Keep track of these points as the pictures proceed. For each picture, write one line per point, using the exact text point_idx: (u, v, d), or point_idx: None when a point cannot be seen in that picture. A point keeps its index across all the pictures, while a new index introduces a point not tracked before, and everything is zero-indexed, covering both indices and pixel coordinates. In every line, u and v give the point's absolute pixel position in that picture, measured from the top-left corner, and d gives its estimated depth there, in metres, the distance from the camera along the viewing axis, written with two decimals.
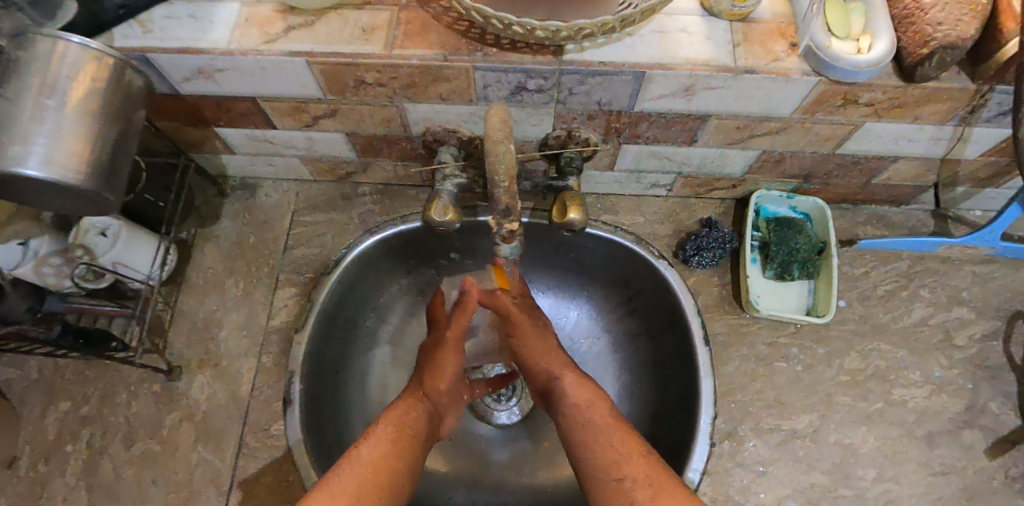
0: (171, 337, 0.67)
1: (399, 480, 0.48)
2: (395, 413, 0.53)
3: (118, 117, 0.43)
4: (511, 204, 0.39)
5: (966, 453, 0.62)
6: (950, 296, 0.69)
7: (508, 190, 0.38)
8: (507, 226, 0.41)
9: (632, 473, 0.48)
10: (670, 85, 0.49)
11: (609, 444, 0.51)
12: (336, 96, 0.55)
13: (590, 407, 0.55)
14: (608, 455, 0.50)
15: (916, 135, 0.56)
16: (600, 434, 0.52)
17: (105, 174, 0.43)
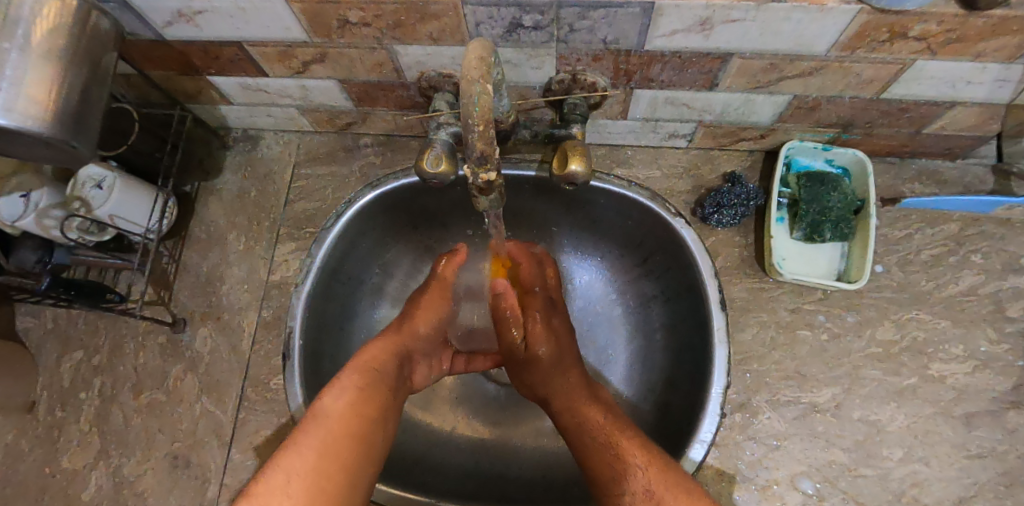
0: (176, 290, 0.68)
1: (373, 428, 0.48)
2: (363, 362, 0.53)
3: (81, 63, 0.42)
4: (487, 150, 0.34)
5: (1010, 437, 0.56)
6: (1006, 263, 0.61)
7: (484, 135, 0.33)
8: (484, 177, 0.36)
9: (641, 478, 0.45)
10: (684, 18, 0.42)
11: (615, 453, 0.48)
12: (323, 40, 0.51)
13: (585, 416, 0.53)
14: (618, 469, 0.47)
15: (976, 77, 0.48)
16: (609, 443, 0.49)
17: (72, 122, 0.42)
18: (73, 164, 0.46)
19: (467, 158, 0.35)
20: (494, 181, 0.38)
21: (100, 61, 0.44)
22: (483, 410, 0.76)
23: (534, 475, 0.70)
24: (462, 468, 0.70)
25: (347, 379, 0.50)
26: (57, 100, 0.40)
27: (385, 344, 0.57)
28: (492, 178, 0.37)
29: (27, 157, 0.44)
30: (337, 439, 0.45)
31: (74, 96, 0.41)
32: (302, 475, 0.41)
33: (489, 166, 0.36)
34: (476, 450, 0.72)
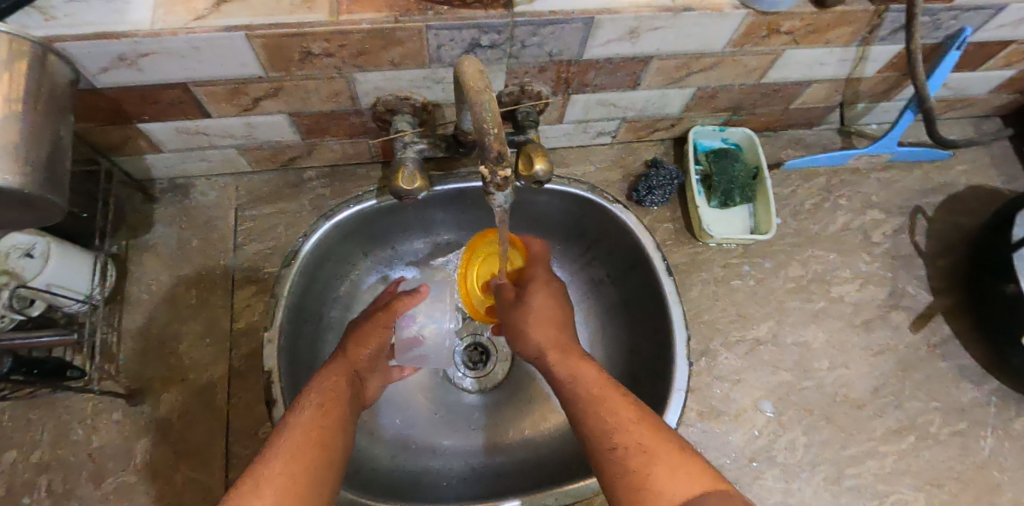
0: (124, 361, 0.61)
1: (338, 440, 0.46)
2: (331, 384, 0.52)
3: (39, 111, 0.38)
4: (502, 149, 0.39)
5: (896, 332, 0.72)
6: (864, 201, 0.78)
7: (498, 137, 0.38)
8: (502, 174, 0.40)
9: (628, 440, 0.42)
10: (617, 29, 0.51)
11: (600, 411, 0.46)
12: (281, 73, 0.52)
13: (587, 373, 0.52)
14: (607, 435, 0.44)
15: (827, 58, 0.63)
16: (600, 395, 0.48)
17: (48, 173, 0.39)
18: (39, 222, 0.42)
19: (484, 158, 0.40)
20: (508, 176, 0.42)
21: (63, 109, 0.41)
22: (464, 419, 0.78)
23: (529, 464, 0.73)
24: (460, 476, 0.72)
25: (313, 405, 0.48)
26: (17, 149, 0.36)
27: (338, 370, 0.55)
28: (508, 175, 0.41)
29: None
30: (305, 453, 0.42)
31: (38, 148, 0.38)
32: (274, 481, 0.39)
33: (504, 164, 0.40)
34: (468, 455, 0.74)
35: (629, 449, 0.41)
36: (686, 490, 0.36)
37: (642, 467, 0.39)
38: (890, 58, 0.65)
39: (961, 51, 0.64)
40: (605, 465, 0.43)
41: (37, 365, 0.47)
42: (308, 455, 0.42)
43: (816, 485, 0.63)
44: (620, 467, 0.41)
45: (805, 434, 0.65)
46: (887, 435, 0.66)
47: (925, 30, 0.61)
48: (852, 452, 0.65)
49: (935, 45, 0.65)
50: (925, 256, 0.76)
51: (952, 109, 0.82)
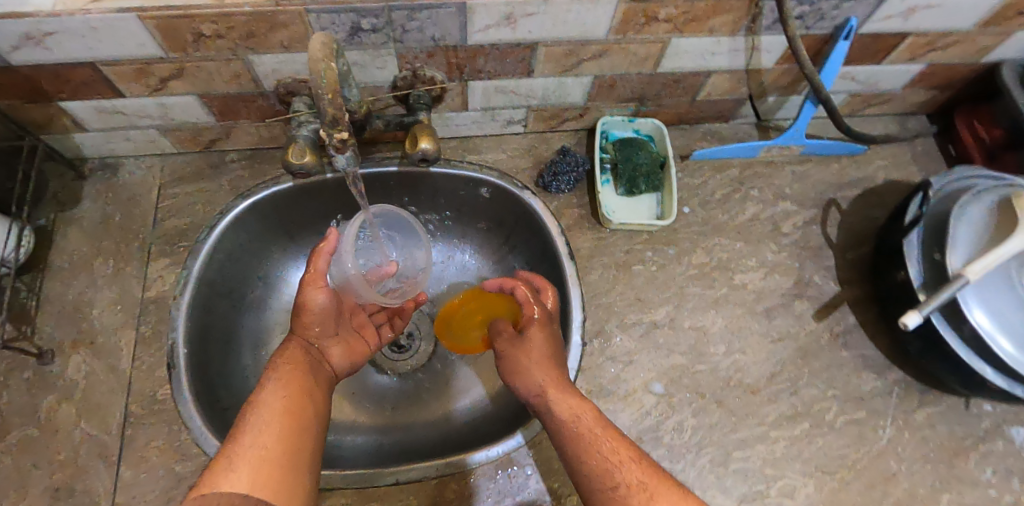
0: (39, 323, 0.65)
1: (308, 409, 0.51)
2: (289, 357, 0.57)
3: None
4: (338, 114, 0.43)
5: (798, 320, 0.72)
6: (776, 193, 0.79)
7: (333, 102, 0.42)
8: (338, 137, 0.45)
9: (627, 481, 0.43)
10: (491, 14, 0.55)
11: (595, 450, 0.47)
12: (180, 54, 0.56)
13: (580, 417, 0.51)
14: (604, 464, 0.46)
15: (717, 48, 0.65)
16: (592, 443, 0.48)
17: None
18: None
19: (322, 122, 0.45)
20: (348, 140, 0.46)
21: None
22: (379, 396, 0.80)
23: (433, 439, 0.75)
24: (365, 447, 0.74)
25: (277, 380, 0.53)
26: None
27: (299, 341, 0.61)
28: (345, 138, 0.46)
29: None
30: (279, 428, 0.47)
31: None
32: (260, 464, 0.43)
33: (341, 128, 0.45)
34: (377, 429, 0.77)
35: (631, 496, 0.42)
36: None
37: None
38: (783, 49, 0.67)
39: (851, 43, 0.66)
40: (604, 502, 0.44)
41: None
42: (284, 428, 0.47)
43: (702, 467, 0.64)
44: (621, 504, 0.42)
45: (694, 417, 0.66)
46: (781, 420, 0.67)
47: (810, 20, 0.62)
48: (742, 436, 0.65)
49: (827, 36, 0.66)
50: (835, 248, 0.77)
51: (869, 105, 0.83)
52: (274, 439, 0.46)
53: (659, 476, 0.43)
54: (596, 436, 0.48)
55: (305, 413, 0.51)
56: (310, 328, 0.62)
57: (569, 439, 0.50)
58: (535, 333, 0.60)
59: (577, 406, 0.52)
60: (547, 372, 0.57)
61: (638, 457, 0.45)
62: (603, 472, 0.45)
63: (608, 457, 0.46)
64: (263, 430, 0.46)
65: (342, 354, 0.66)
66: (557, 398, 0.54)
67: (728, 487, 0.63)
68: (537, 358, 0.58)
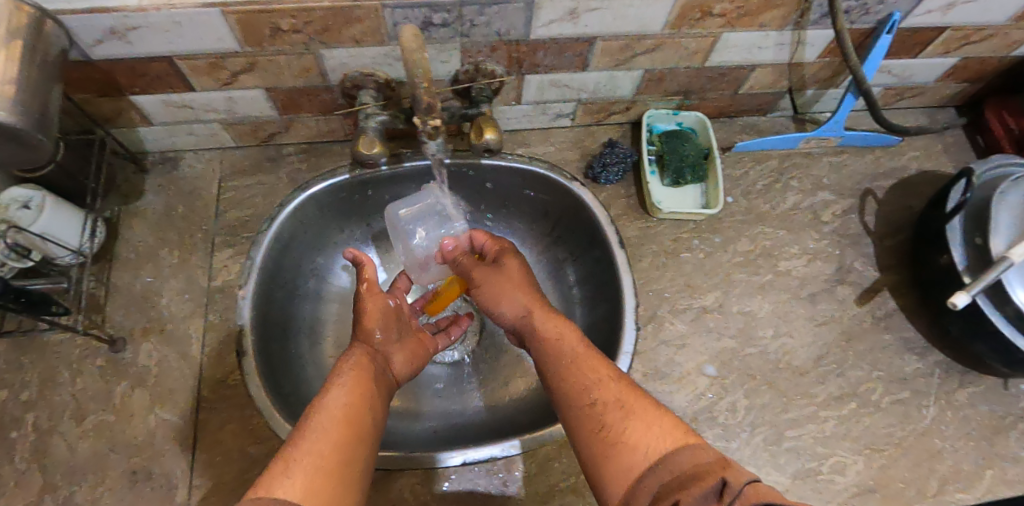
0: (109, 312, 0.66)
1: (365, 419, 0.50)
2: (349, 365, 0.56)
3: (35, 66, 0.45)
4: (431, 102, 0.45)
5: (842, 305, 0.75)
6: (815, 183, 0.82)
7: (428, 91, 0.44)
8: (432, 124, 0.47)
9: (603, 398, 0.49)
10: (557, 9, 0.57)
11: (580, 371, 0.53)
12: (254, 48, 0.58)
13: (559, 341, 0.57)
14: (591, 386, 0.51)
15: (764, 42, 0.68)
16: (573, 370, 0.53)
17: (36, 118, 0.45)
18: (31, 163, 0.48)
19: (416, 111, 0.46)
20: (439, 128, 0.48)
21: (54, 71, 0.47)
22: (431, 384, 0.82)
23: (489, 424, 0.76)
24: (422, 433, 0.75)
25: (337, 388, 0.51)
26: (14, 94, 0.42)
27: (360, 351, 0.59)
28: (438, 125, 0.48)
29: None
30: (337, 435, 0.45)
31: (34, 97, 0.44)
32: (318, 469, 0.41)
33: (434, 116, 0.47)
34: (431, 417, 0.78)
35: (610, 413, 0.47)
36: (655, 446, 0.42)
37: (616, 424, 0.46)
38: (827, 44, 0.69)
39: (892, 37, 0.68)
40: (583, 418, 0.49)
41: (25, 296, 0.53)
42: (341, 434, 0.46)
43: (756, 445, 0.66)
44: (598, 420, 0.47)
45: (746, 398, 0.68)
46: (829, 401, 0.69)
47: (855, 14, 0.65)
48: (793, 415, 0.67)
49: (869, 30, 0.69)
50: (873, 235, 0.79)
51: (901, 97, 0.86)
52: (335, 447, 0.44)
53: (644, 402, 0.47)
54: (578, 362, 0.54)
55: (363, 422, 0.49)
56: (376, 334, 0.63)
57: (552, 361, 0.56)
58: (510, 260, 0.67)
59: (559, 327, 0.59)
60: (506, 303, 0.63)
61: (620, 381, 0.50)
62: (589, 388, 0.51)
63: (600, 382, 0.51)
64: (320, 436, 0.44)
65: (404, 360, 0.66)
66: (540, 319, 0.60)
67: (782, 465, 0.65)
68: (489, 290, 0.65)
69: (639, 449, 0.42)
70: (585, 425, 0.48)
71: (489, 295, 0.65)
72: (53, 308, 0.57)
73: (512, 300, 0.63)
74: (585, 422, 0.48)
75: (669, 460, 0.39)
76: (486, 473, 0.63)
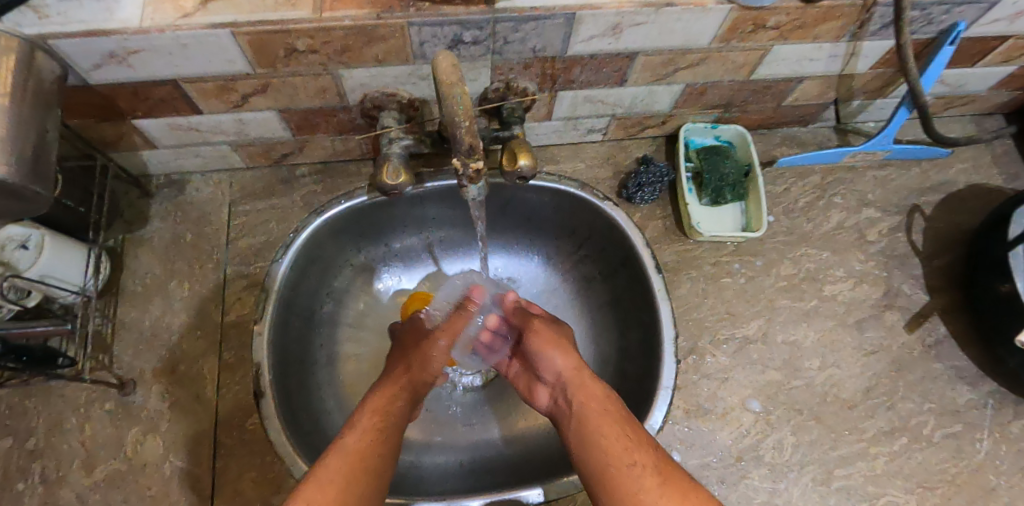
0: (117, 351, 0.62)
1: (381, 461, 0.48)
2: (376, 406, 0.53)
3: (24, 105, 0.40)
4: (474, 142, 0.40)
5: (890, 332, 0.71)
6: (859, 200, 0.78)
7: (470, 131, 0.39)
8: (474, 167, 0.42)
9: (641, 462, 0.48)
10: (600, 25, 0.52)
11: (615, 431, 0.51)
12: (268, 70, 0.53)
13: (605, 398, 0.55)
14: (620, 448, 0.49)
15: (816, 54, 0.62)
16: (602, 424, 0.51)
17: (30, 165, 0.40)
18: (26, 212, 0.44)
19: (456, 152, 0.41)
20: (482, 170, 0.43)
21: (49, 106, 0.43)
22: (455, 413, 0.78)
23: (518, 459, 0.73)
24: (448, 469, 0.72)
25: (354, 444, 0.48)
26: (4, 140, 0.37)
27: (392, 389, 0.56)
28: (480, 168, 0.42)
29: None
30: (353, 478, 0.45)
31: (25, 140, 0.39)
32: None
33: (476, 158, 0.42)
34: (457, 449, 0.75)
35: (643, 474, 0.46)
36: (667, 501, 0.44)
37: (651, 490, 0.45)
38: (882, 54, 0.64)
39: (955, 47, 0.63)
40: (609, 475, 0.47)
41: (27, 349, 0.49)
42: (355, 475, 0.45)
43: (805, 486, 0.62)
44: (626, 485, 0.46)
45: (793, 434, 0.64)
46: (879, 436, 0.65)
47: (917, 25, 0.59)
48: (842, 453, 0.64)
49: (929, 40, 0.64)
50: (921, 255, 0.76)
51: (950, 107, 0.81)
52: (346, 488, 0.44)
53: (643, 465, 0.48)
54: (599, 410, 0.53)
55: (380, 461, 0.48)
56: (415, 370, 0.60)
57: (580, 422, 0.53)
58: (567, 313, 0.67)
59: (606, 389, 0.56)
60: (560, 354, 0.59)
61: (648, 446, 0.49)
62: (621, 451, 0.49)
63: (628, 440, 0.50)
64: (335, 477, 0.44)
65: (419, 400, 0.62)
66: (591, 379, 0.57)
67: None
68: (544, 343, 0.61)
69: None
70: (609, 488, 0.47)
71: (545, 340, 0.61)
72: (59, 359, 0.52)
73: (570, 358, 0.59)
74: (610, 485, 0.47)
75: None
76: None
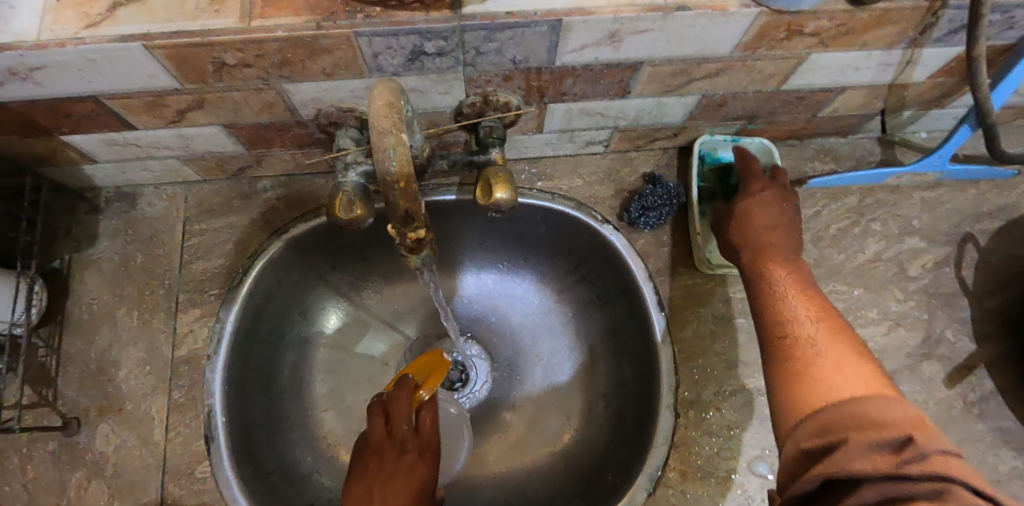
0: (61, 386, 0.57)
1: None
2: None
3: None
4: (413, 208, 0.34)
5: (926, 386, 0.62)
6: (901, 226, 0.67)
7: (406, 192, 0.33)
8: (414, 236, 0.37)
9: (817, 344, 0.40)
10: (593, 33, 0.42)
11: (810, 357, 0.39)
12: (199, 85, 0.45)
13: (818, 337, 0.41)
14: (813, 362, 0.39)
15: (864, 63, 0.51)
16: (822, 352, 0.39)
17: None
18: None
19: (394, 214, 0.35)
20: (423, 238, 0.38)
21: None
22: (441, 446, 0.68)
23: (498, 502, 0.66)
24: None
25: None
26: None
27: None
28: (421, 238, 0.38)
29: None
30: None
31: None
32: None
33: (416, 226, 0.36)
34: None
35: (818, 357, 0.39)
36: (857, 393, 0.34)
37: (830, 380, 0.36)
38: (945, 62, 0.52)
39: None
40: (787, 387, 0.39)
41: None
42: None
43: None
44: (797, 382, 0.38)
45: None
46: None
47: (995, 29, 0.48)
48: None
49: (1007, 46, 0.52)
50: (970, 295, 0.65)
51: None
52: None
53: (862, 366, 0.37)
54: (838, 353, 0.38)
55: None
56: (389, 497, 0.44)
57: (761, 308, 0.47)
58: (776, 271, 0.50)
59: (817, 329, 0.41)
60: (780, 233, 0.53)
61: (829, 319, 0.42)
62: (803, 368, 0.39)
63: (802, 332, 0.42)
64: None
65: None
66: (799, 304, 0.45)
67: None
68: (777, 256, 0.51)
69: (856, 445, 0.29)
70: (798, 397, 0.37)
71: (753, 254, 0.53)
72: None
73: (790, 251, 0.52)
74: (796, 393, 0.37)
75: (907, 470, 0.26)
76: None
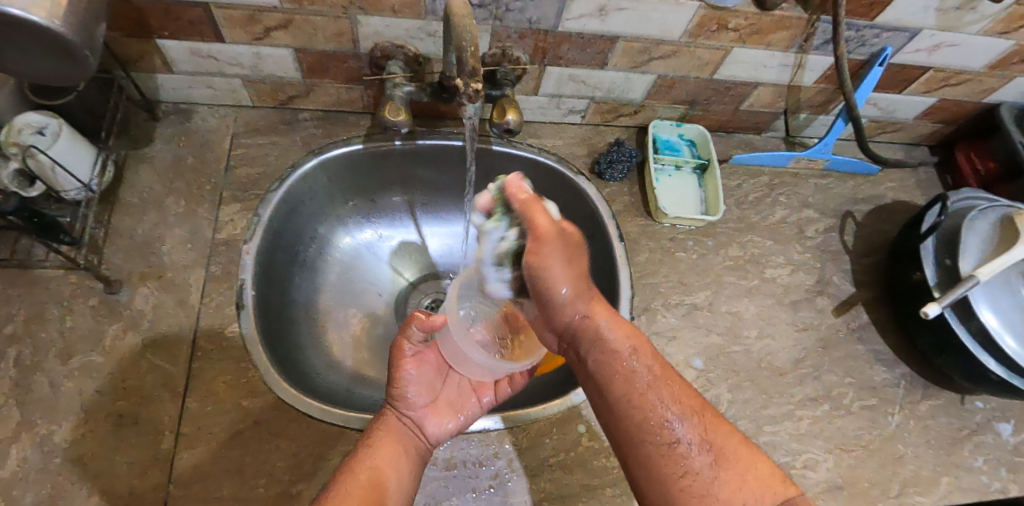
0: (107, 253, 0.65)
1: (391, 482, 0.50)
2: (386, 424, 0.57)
3: None
4: (477, 67, 0.49)
5: (820, 314, 0.80)
6: (801, 201, 0.88)
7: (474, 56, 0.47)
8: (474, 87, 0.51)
9: (687, 437, 0.42)
10: (588, 5, 0.60)
11: (652, 414, 0.43)
12: (293, 5, 0.59)
13: (634, 353, 0.47)
14: (652, 418, 0.43)
15: (770, 61, 0.73)
16: (643, 399, 0.44)
17: (85, 29, 0.42)
18: (73, 78, 0.46)
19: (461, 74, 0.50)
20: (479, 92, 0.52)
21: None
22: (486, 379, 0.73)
23: None
24: None
25: (355, 488, 0.47)
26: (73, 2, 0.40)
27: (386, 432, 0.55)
28: (480, 89, 0.52)
29: (30, 67, 0.44)
30: (359, 492, 0.47)
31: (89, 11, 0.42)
32: (367, 481, 0.48)
33: (476, 80, 0.51)
34: None
35: (694, 456, 0.41)
36: (692, 439, 0.42)
37: (701, 470, 0.40)
38: (825, 69, 0.75)
39: (883, 69, 0.74)
40: (646, 452, 0.43)
41: (39, 216, 0.56)
42: (361, 494, 0.47)
43: None
44: (667, 454, 0.41)
45: (729, 392, 0.71)
46: (805, 401, 0.73)
47: (852, 45, 0.71)
48: (771, 412, 0.71)
49: (863, 62, 0.75)
50: (851, 253, 0.85)
51: (884, 131, 0.93)
52: (367, 491, 0.47)
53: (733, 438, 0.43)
54: (665, 388, 0.45)
55: (387, 478, 0.50)
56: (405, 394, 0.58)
57: (602, 363, 0.48)
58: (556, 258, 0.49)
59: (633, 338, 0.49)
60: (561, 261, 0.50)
61: (658, 362, 0.47)
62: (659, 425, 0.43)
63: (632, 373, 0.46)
64: (347, 483, 0.48)
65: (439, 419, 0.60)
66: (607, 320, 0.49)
67: None
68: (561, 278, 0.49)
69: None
70: (659, 467, 0.41)
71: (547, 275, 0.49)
72: (60, 236, 0.60)
73: (577, 280, 0.50)
74: (660, 464, 0.41)
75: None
76: (478, 445, 0.64)
